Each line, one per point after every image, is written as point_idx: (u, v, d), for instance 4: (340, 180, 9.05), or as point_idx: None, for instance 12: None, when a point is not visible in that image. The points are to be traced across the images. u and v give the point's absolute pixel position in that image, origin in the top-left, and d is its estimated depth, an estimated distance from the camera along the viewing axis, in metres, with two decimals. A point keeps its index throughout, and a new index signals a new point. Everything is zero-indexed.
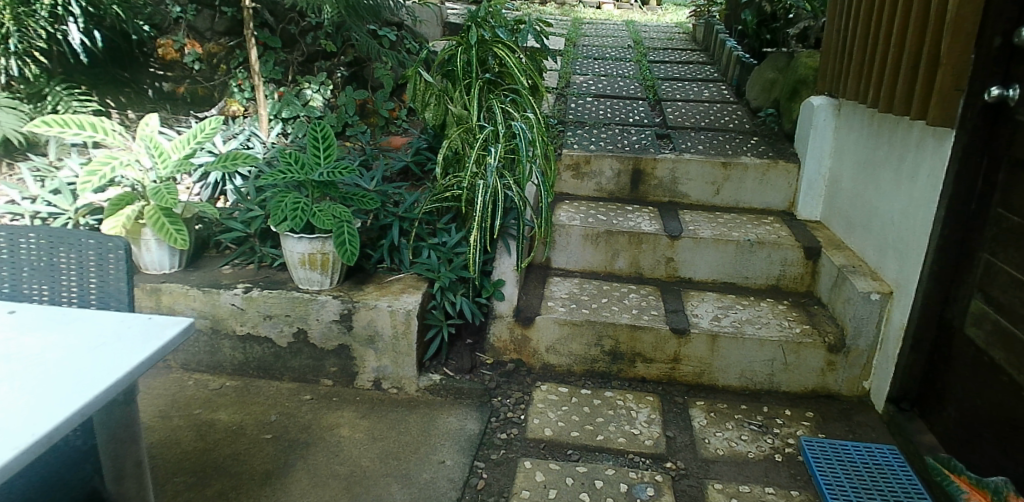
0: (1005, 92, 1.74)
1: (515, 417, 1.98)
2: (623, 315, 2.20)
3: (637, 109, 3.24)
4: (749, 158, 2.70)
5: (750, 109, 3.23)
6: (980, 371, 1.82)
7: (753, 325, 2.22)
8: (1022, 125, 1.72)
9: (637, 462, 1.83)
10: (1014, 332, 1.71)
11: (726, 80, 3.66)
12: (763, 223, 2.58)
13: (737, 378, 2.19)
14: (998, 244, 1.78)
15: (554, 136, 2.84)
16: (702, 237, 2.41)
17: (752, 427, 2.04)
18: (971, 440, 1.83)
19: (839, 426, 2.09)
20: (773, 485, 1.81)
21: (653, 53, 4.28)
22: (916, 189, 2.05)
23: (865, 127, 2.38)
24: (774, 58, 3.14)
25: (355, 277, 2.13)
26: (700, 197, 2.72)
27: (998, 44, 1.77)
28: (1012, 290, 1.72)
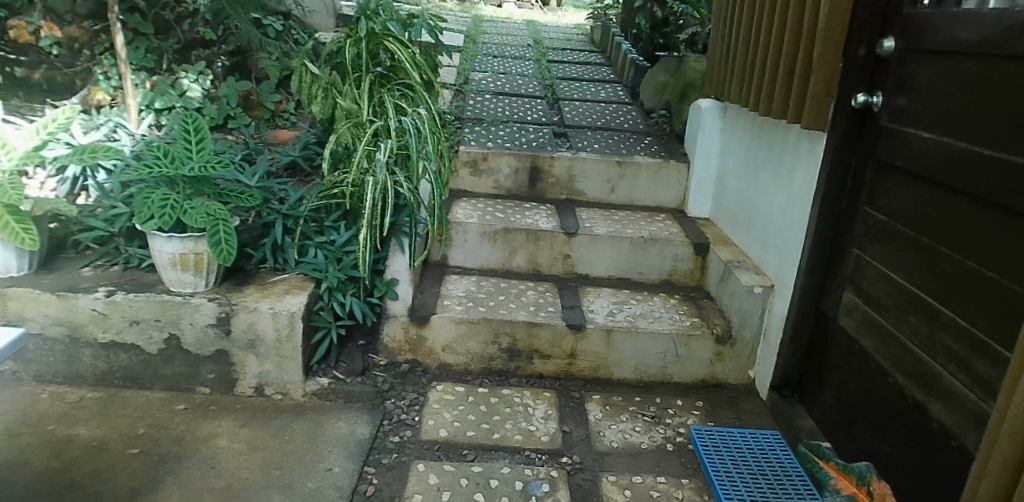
0: (869, 99, 1.88)
1: (409, 419, 1.94)
2: (520, 312, 2.20)
3: (535, 107, 3.27)
4: (642, 157, 2.77)
5: (644, 110, 3.33)
6: (852, 358, 1.95)
7: (646, 319, 2.28)
8: (885, 129, 1.85)
9: (533, 459, 1.84)
10: (880, 321, 1.85)
11: (622, 81, 3.76)
12: (657, 220, 2.66)
13: (631, 372, 2.25)
14: (866, 240, 1.92)
15: (451, 132, 2.81)
16: (598, 234, 2.45)
17: (645, 418, 2.09)
18: (844, 423, 1.96)
19: (726, 414, 2.18)
20: (665, 475, 1.87)
21: (552, 52, 4.34)
22: (794, 188, 2.17)
23: (748, 128, 2.50)
24: (666, 62, 3.24)
25: (234, 278, 2.03)
26: (597, 195, 2.77)
27: (863, 54, 1.90)
28: (879, 283, 1.86)
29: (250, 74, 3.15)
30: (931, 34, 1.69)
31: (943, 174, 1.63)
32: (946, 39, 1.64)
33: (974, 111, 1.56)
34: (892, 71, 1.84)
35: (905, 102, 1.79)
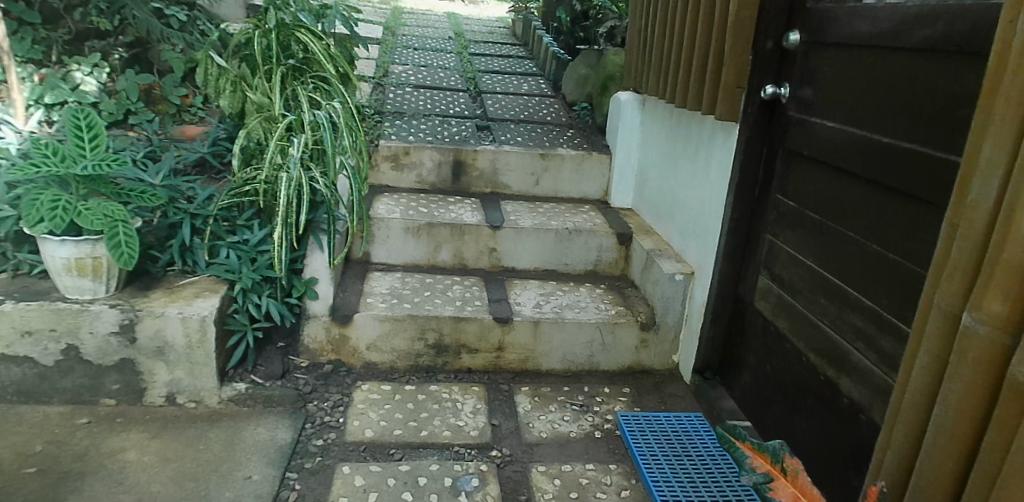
0: (778, 91, 1.96)
1: (333, 421, 1.89)
2: (446, 307, 2.18)
3: (457, 100, 3.25)
4: (565, 149, 2.80)
5: (566, 103, 3.36)
6: (768, 340, 2.03)
7: (573, 310, 2.30)
8: (793, 119, 1.93)
9: (462, 454, 1.83)
10: (792, 303, 1.93)
11: (544, 73, 3.79)
12: (581, 211, 2.69)
13: (558, 362, 2.27)
14: (778, 226, 2.00)
15: (371, 126, 2.76)
16: (523, 227, 2.46)
17: (573, 407, 2.12)
18: (762, 402, 2.05)
19: (652, 399, 2.24)
20: (593, 462, 1.90)
21: (474, 45, 4.32)
22: (709, 177, 2.23)
23: (666, 120, 2.56)
24: (586, 55, 3.27)
25: (139, 283, 1.93)
26: (521, 188, 2.77)
27: (771, 48, 1.98)
28: (790, 267, 1.95)
29: (152, 67, 2.99)
30: (832, 28, 1.77)
31: (846, 161, 1.71)
32: (845, 32, 1.73)
33: (871, 101, 1.64)
34: (797, 63, 1.92)
35: (810, 93, 1.87)
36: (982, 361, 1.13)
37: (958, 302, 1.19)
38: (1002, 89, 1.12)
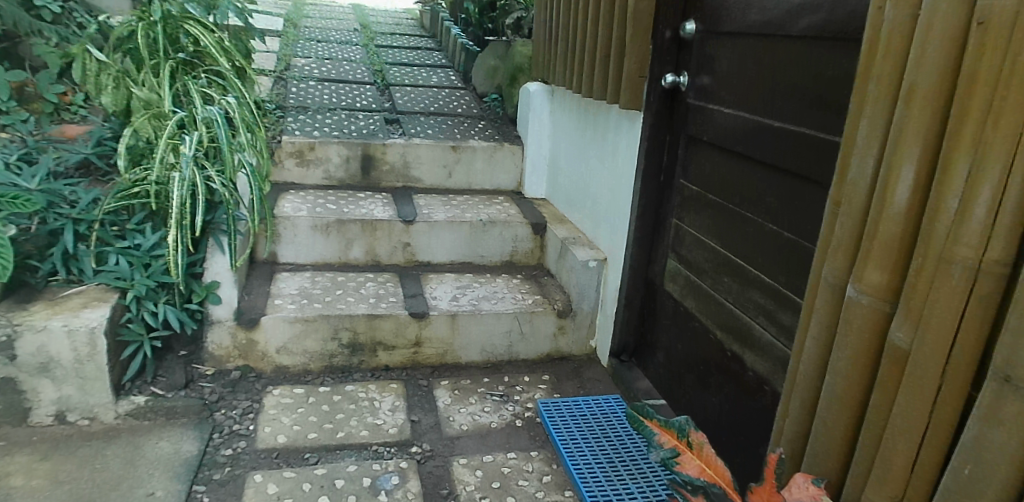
0: (677, 79, 2.02)
1: (243, 429, 1.82)
2: (359, 305, 2.14)
3: (364, 93, 3.18)
4: (476, 141, 2.79)
5: (476, 94, 3.35)
6: (679, 320, 2.10)
7: (490, 301, 2.30)
8: (692, 107, 2.00)
9: (381, 453, 1.80)
10: (699, 284, 2.01)
11: (453, 65, 3.77)
12: (495, 203, 2.69)
13: (477, 354, 2.27)
14: (684, 210, 2.07)
15: (272, 122, 2.66)
16: (436, 220, 2.44)
17: (494, 398, 2.12)
18: (675, 380, 2.12)
19: (571, 384, 2.27)
20: (515, 450, 1.91)
21: (381, 37, 4.24)
22: (617, 164, 2.28)
23: (574, 110, 2.59)
24: (494, 46, 3.28)
25: (16, 296, 1.79)
26: (433, 181, 2.75)
27: (669, 37, 2.04)
28: (696, 249, 2.02)
29: (23, 63, 2.77)
30: (725, 18, 1.84)
31: (742, 145, 1.79)
32: (736, 22, 1.80)
33: (762, 87, 1.72)
34: (694, 52, 1.99)
35: (707, 81, 1.94)
36: (864, 330, 1.20)
37: (842, 275, 1.27)
38: (874, 75, 1.20)
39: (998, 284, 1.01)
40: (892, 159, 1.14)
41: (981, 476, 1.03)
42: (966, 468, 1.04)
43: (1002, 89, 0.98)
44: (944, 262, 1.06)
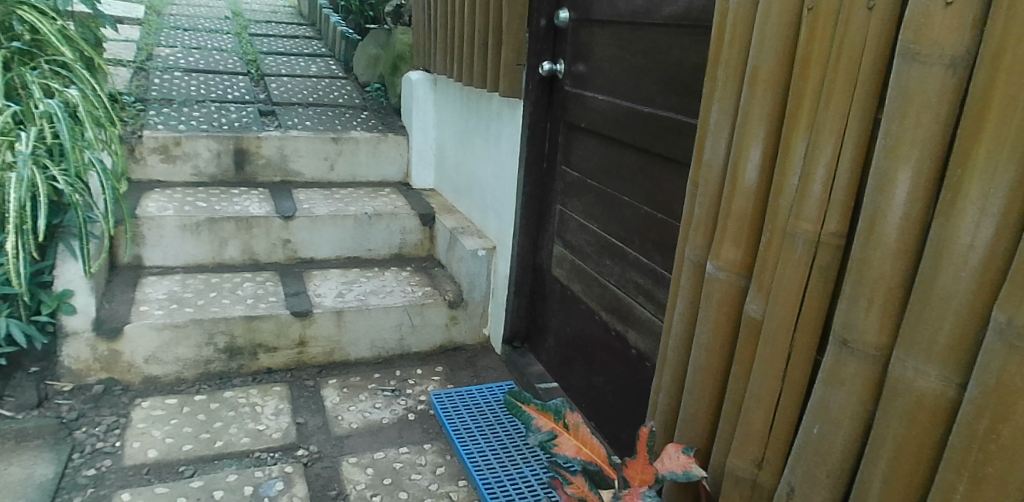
0: (554, 67, 2.05)
1: (108, 446, 1.71)
2: (236, 307, 2.05)
3: (236, 84, 3.04)
4: (359, 132, 2.73)
5: (358, 84, 3.28)
6: (568, 304, 2.14)
7: (378, 295, 2.26)
8: (570, 94, 2.03)
9: (264, 459, 1.74)
10: (583, 267, 2.05)
11: (334, 54, 3.67)
12: (381, 195, 2.65)
13: (367, 350, 2.22)
14: (566, 196, 2.10)
15: (131, 116, 2.49)
16: (318, 215, 2.37)
17: (385, 394, 2.09)
18: (566, 363, 2.16)
19: (465, 373, 2.27)
20: (407, 444, 1.89)
21: (255, 25, 4.06)
22: (501, 152, 2.29)
23: (457, 98, 2.58)
24: (375, 34, 3.22)
25: None
26: (315, 174, 2.67)
27: (544, 25, 2.06)
28: (580, 233, 2.06)
29: None
30: (596, 6, 1.88)
31: (616, 130, 1.84)
32: (606, 10, 1.84)
33: (631, 74, 1.77)
34: (569, 40, 2.02)
35: (583, 69, 1.97)
36: (724, 304, 1.27)
37: (703, 253, 1.32)
38: (723, 60, 1.26)
39: (835, 254, 1.09)
40: (742, 139, 1.21)
41: (828, 434, 1.11)
42: (815, 427, 1.12)
43: (831, 71, 1.06)
44: (788, 235, 1.14)
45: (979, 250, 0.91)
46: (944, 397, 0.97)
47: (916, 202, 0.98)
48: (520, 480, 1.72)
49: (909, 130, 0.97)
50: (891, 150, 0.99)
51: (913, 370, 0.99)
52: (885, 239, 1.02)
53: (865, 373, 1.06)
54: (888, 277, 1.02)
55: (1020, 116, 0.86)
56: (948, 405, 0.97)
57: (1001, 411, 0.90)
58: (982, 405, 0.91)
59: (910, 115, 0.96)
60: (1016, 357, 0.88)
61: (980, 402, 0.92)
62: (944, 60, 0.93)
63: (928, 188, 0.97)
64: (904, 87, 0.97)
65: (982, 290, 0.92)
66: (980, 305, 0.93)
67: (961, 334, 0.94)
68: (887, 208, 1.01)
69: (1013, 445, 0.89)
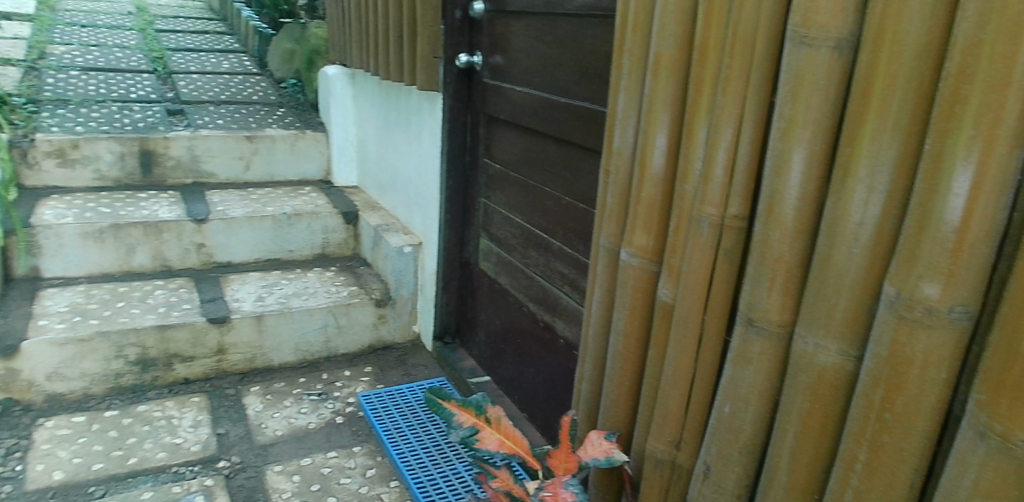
0: (471, 59, 2.04)
1: (10, 470, 1.66)
2: (147, 317, 2.04)
3: (141, 83, 2.99)
4: (274, 130, 2.76)
5: (273, 80, 3.28)
6: (496, 297, 2.14)
7: (300, 297, 2.28)
8: (488, 86, 2.02)
9: (182, 474, 1.71)
10: (509, 260, 2.05)
11: (247, 49, 3.64)
12: (301, 195, 2.69)
13: (292, 354, 2.23)
14: (490, 189, 2.09)
15: (22, 118, 2.41)
16: (233, 217, 2.39)
17: (311, 398, 2.08)
18: (497, 356, 2.17)
19: (396, 373, 2.28)
20: (336, 448, 1.87)
21: (159, 20, 3.96)
22: (423, 146, 2.27)
23: (376, 93, 2.58)
24: (289, 29, 3.24)
25: None
26: (229, 175, 2.70)
27: (459, 17, 2.04)
28: (504, 226, 2.05)
29: None
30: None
31: (534, 121, 1.84)
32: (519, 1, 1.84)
33: (545, 64, 1.77)
34: (485, 31, 2.01)
35: (500, 60, 1.96)
36: (637, 290, 1.29)
37: (616, 241, 1.34)
38: (626, 48, 1.27)
39: (739, 237, 1.12)
40: (648, 127, 1.22)
41: (738, 412, 1.15)
42: (726, 407, 1.17)
43: (728, 57, 1.08)
44: (694, 220, 1.16)
45: (868, 227, 0.96)
46: (843, 370, 1.02)
47: (810, 183, 1.02)
48: (450, 476, 1.72)
49: (801, 113, 1.00)
50: (785, 132, 1.02)
51: (814, 346, 1.04)
52: (782, 221, 1.05)
53: (770, 351, 1.10)
54: (788, 257, 1.06)
55: (901, 97, 0.91)
56: (846, 378, 1.02)
57: (894, 381, 0.95)
58: (878, 376, 0.96)
59: (801, 98, 0.99)
60: (906, 327, 0.93)
61: (875, 373, 0.97)
62: (830, 42, 0.96)
63: (820, 169, 1.01)
64: (794, 70, 1.00)
65: (873, 266, 0.97)
66: (871, 280, 0.97)
67: (855, 308, 0.99)
68: (784, 190, 1.04)
69: (906, 412, 0.95)
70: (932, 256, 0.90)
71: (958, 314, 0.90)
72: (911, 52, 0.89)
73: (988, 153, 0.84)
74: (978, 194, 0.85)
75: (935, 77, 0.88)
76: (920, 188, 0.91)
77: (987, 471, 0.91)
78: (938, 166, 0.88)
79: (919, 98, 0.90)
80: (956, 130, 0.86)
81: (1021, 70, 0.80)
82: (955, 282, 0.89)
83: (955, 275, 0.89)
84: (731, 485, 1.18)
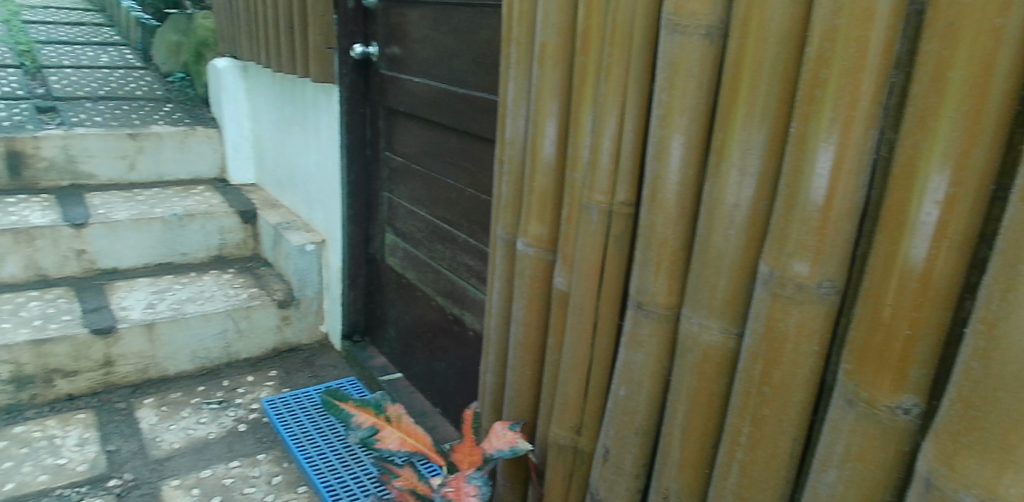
0: (366, 49, 2.01)
1: None
2: (22, 332, 2.06)
3: (6, 79, 3.01)
4: (159, 127, 2.88)
5: (159, 75, 3.42)
6: (403, 291, 2.13)
7: (194, 303, 2.35)
8: (386, 77, 1.99)
9: (68, 495, 1.74)
10: (415, 254, 2.04)
11: (128, 43, 3.70)
12: (192, 194, 2.80)
13: (188, 362, 2.32)
14: (393, 183, 2.08)
15: None
16: (116, 221, 2.45)
17: (211, 407, 2.16)
18: (408, 352, 2.16)
19: (303, 375, 2.36)
20: (240, 458, 1.94)
21: (30, 11, 3.87)
22: (321, 140, 2.25)
23: (271, 87, 2.61)
24: (175, 20, 3.36)
25: None
26: (112, 175, 2.77)
27: (352, 6, 1.99)
28: (409, 220, 2.04)
29: None
30: None
31: (433, 113, 1.81)
32: None
33: (442, 53, 1.75)
34: (380, 22, 1.98)
35: (397, 51, 1.93)
36: (535, 280, 1.31)
37: (512, 231, 1.35)
38: (513, 37, 1.27)
39: (627, 223, 1.15)
40: (536, 116, 1.23)
41: (632, 395, 1.19)
42: (622, 390, 1.20)
43: (608, 46, 1.09)
44: (584, 208, 1.18)
45: (743, 208, 1.00)
46: (725, 348, 1.07)
47: (689, 168, 1.05)
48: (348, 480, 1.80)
49: (677, 99, 1.03)
50: (665, 119, 1.05)
51: (698, 326, 1.08)
52: (666, 206, 1.08)
53: (659, 332, 1.14)
54: (672, 241, 1.09)
55: (768, 82, 0.94)
56: (729, 355, 1.07)
57: (771, 356, 1.00)
58: (756, 352, 1.01)
59: (678, 84, 1.02)
60: (780, 304, 0.98)
61: (754, 349, 1.02)
62: (701, 30, 0.99)
63: (698, 153, 1.04)
64: (669, 57, 1.02)
65: (749, 246, 1.02)
66: (748, 259, 1.02)
67: (734, 288, 1.03)
68: (666, 176, 1.07)
69: (782, 385, 1.00)
70: (800, 235, 0.94)
71: (825, 289, 0.94)
72: (774, 39, 0.93)
73: (846, 134, 0.88)
74: (838, 174, 0.90)
75: (797, 62, 0.92)
76: (787, 170, 0.95)
77: (857, 435, 0.98)
78: (802, 148, 0.92)
79: (784, 82, 0.93)
80: (817, 113, 0.90)
81: (873, 55, 0.85)
82: (822, 258, 0.93)
83: (823, 251, 0.93)
84: (628, 465, 1.22)
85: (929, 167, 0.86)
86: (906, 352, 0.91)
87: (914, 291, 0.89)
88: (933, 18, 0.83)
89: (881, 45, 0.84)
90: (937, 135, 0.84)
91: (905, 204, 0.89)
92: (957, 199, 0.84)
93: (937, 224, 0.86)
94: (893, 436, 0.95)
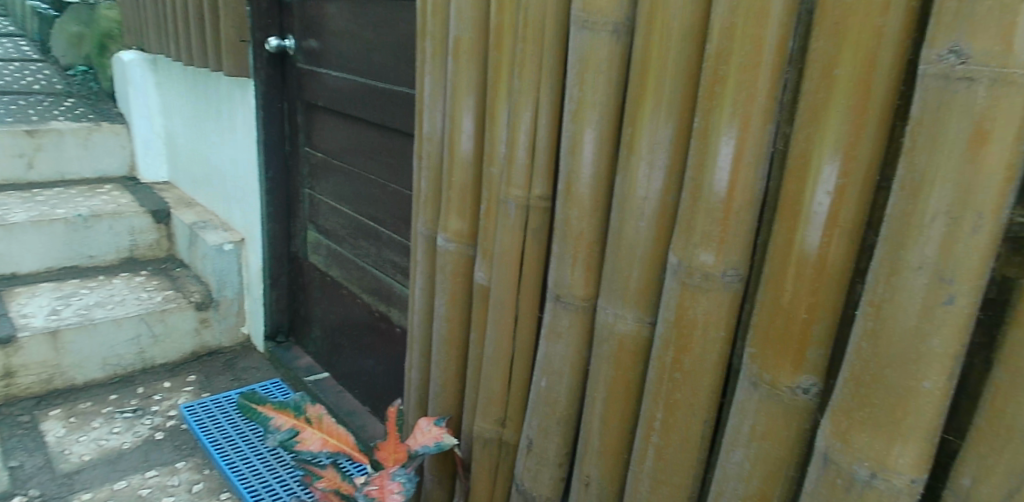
0: (282, 42, 1.99)
1: None
2: None
3: None
4: (61, 123, 2.76)
5: (60, 68, 3.29)
6: (327, 289, 2.11)
7: (104, 307, 2.28)
8: (303, 71, 1.97)
9: None
10: (338, 251, 2.01)
11: (25, 32, 3.55)
12: (99, 193, 2.71)
13: (99, 370, 2.24)
14: (314, 179, 2.06)
15: None
16: (14, 223, 2.35)
17: (125, 416, 2.10)
18: (335, 351, 2.13)
19: (225, 379, 2.31)
20: (157, 467, 1.89)
21: None
22: (237, 136, 2.21)
23: (183, 81, 2.54)
24: (75, 11, 3.21)
25: None
26: (9, 174, 2.67)
27: None
28: (331, 217, 2.01)
29: None
30: None
31: (353, 108, 1.79)
32: None
33: (359, 47, 1.72)
34: (296, 15, 1.95)
35: (314, 44, 1.91)
36: (456, 275, 1.32)
37: (432, 226, 1.36)
38: (428, 31, 1.27)
39: (544, 217, 1.17)
40: (453, 111, 1.24)
41: (553, 386, 1.21)
42: (544, 381, 1.22)
43: (521, 41, 1.11)
44: (502, 203, 1.20)
45: (652, 200, 1.04)
46: (639, 336, 1.10)
47: (602, 161, 1.08)
48: (270, 484, 1.78)
49: (588, 94, 1.05)
50: (577, 113, 1.07)
51: (614, 315, 1.11)
52: (580, 199, 1.10)
53: (578, 323, 1.17)
54: (587, 234, 1.12)
55: (672, 78, 0.98)
56: (643, 343, 1.11)
57: (681, 342, 1.04)
58: (668, 339, 1.05)
59: (588, 80, 1.04)
60: (688, 292, 1.01)
61: (666, 337, 1.06)
62: (609, 26, 1.01)
63: (609, 148, 1.07)
64: (579, 53, 1.04)
65: (659, 237, 1.05)
66: (658, 250, 1.06)
67: (646, 278, 1.07)
68: (579, 170, 1.09)
69: (692, 370, 1.04)
70: (705, 226, 0.98)
71: (730, 277, 0.98)
72: (677, 36, 0.96)
73: (745, 128, 0.92)
74: (739, 166, 0.94)
75: (699, 59, 0.96)
76: (692, 162, 0.98)
77: (762, 416, 1.03)
78: (705, 142, 0.96)
79: (687, 78, 0.97)
80: (717, 108, 0.94)
81: (767, 52, 0.89)
82: (726, 248, 0.97)
83: (726, 241, 0.97)
84: (552, 454, 1.24)
85: (821, 160, 0.91)
86: (804, 335, 0.97)
87: (810, 277, 0.95)
88: (822, 16, 0.88)
89: (775, 43, 0.88)
90: (827, 129, 0.89)
91: (801, 194, 0.94)
92: (845, 189, 0.90)
93: (828, 213, 0.91)
94: (794, 414, 1.01)
